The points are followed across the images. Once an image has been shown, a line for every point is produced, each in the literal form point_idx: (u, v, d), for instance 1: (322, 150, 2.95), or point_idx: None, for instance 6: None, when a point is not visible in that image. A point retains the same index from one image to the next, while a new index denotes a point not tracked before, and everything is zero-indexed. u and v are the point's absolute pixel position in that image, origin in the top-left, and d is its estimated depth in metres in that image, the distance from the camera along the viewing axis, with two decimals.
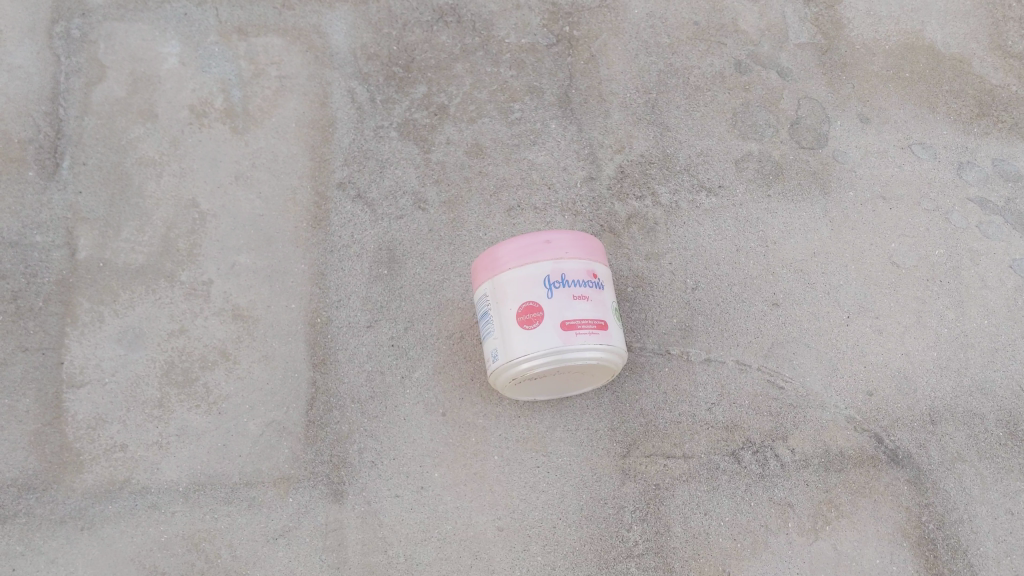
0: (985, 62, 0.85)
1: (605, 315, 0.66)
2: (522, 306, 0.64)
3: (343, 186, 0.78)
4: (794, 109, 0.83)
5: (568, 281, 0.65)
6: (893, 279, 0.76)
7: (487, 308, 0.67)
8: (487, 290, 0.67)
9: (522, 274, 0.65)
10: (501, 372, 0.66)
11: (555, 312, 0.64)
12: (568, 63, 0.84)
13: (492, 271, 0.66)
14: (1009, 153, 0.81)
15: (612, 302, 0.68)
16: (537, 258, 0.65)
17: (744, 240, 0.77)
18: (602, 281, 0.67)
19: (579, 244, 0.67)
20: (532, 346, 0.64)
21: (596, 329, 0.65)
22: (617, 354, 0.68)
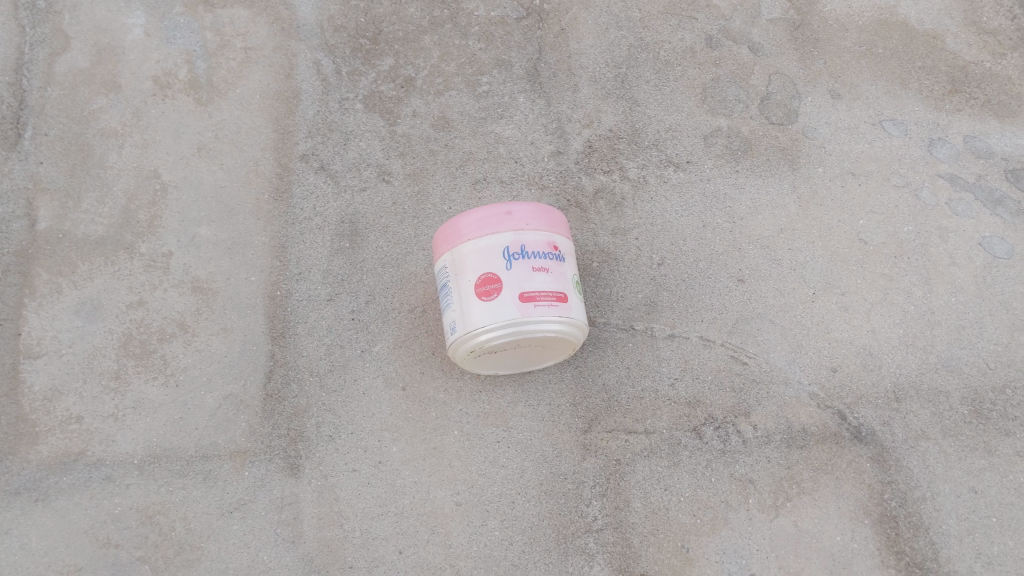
0: (959, 38, 0.85)
1: (567, 288, 0.65)
2: (481, 278, 0.63)
3: (306, 159, 0.78)
4: (765, 84, 0.82)
5: (528, 253, 0.64)
6: (860, 255, 0.75)
7: (448, 279, 0.66)
8: (447, 262, 0.66)
9: (481, 245, 0.64)
10: (460, 344, 0.65)
11: (514, 284, 0.63)
12: (537, 37, 0.84)
13: (452, 242, 0.65)
14: (981, 130, 0.80)
15: (574, 275, 0.67)
16: (496, 229, 0.64)
17: (711, 216, 0.77)
18: (563, 255, 0.66)
19: (539, 216, 0.66)
20: (490, 318, 0.63)
21: (556, 302, 0.64)
22: (579, 327, 0.66)
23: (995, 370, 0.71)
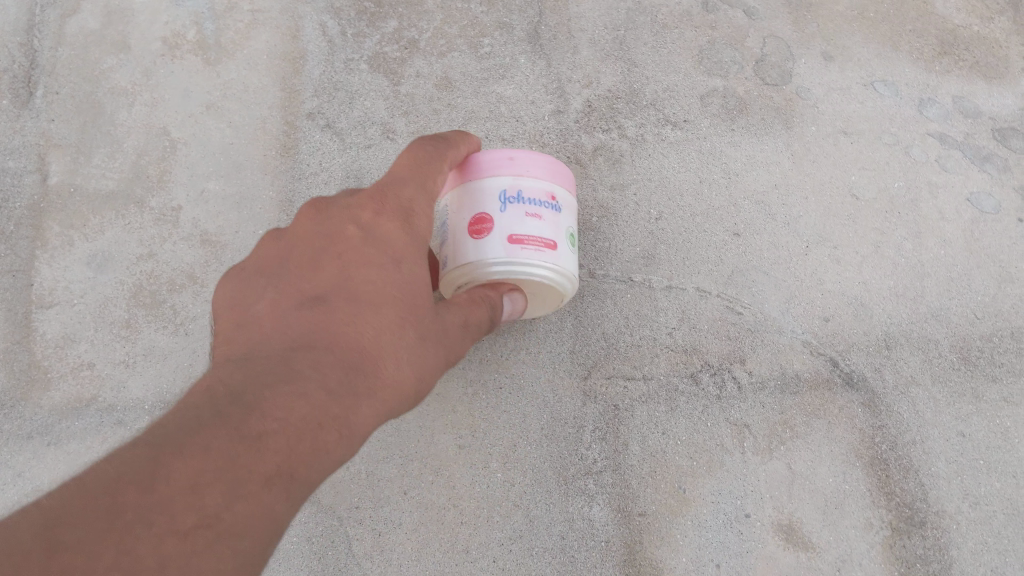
0: (949, 4, 0.87)
1: (558, 237, 0.63)
2: (474, 217, 0.62)
3: (312, 117, 0.80)
4: (760, 47, 0.84)
5: (522, 198, 0.62)
6: (852, 210, 0.77)
7: (443, 220, 0.66)
8: (446, 203, 0.65)
9: (479, 187, 0.63)
10: (447, 281, 0.63)
11: (504, 226, 0.61)
12: (538, 1, 0.86)
13: (454, 184, 0.65)
14: (969, 91, 0.83)
15: (570, 229, 0.65)
16: (493, 172, 0.63)
17: (707, 172, 0.79)
18: (562, 207, 0.65)
19: (541, 167, 0.65)
20: (476, 256, 0.61)
21: (543, 248, 0.62)
22: (569, 278, 0.65)
23: (982, 320, 0.73)
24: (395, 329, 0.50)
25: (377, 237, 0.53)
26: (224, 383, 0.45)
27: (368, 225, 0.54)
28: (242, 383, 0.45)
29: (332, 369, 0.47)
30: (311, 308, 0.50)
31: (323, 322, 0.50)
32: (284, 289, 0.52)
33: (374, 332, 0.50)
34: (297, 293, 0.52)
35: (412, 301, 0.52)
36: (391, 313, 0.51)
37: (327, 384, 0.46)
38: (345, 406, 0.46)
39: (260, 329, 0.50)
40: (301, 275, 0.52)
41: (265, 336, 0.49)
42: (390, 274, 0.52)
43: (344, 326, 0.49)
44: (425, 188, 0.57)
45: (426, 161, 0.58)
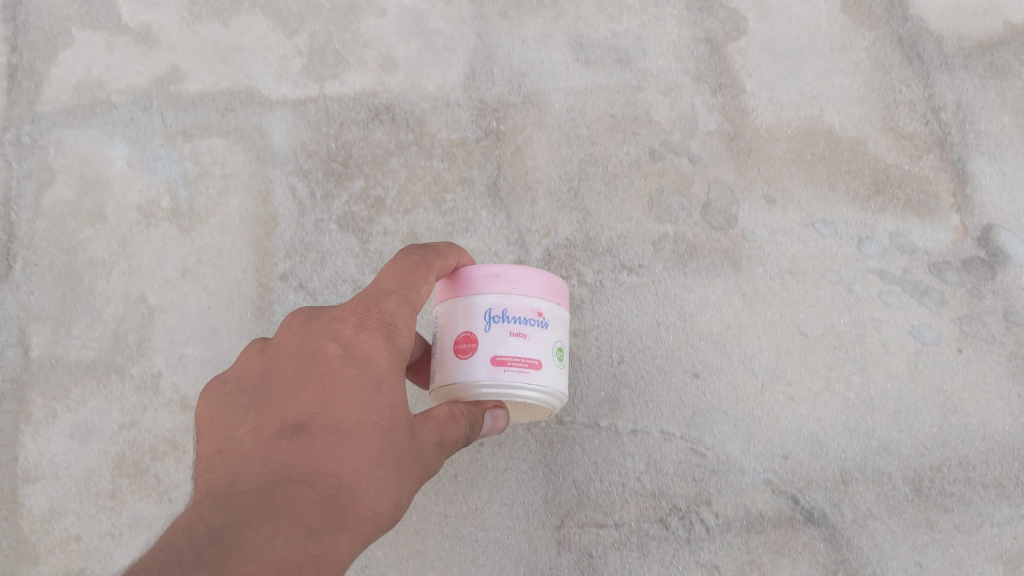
0: (880, 143, 0.89)
1: (542, 355, 0.62)
2: (460, 336, 0.62)
3: (285, 279, 0.83)
4: (705, 192, 0.88)
5: (505, 315, 0.61)
6: (803, 347, 0.81)
7: (435, 330, 0.65)
8: (438, 316, 0.65)
9: (466, 304, 0.63)
10: (436, 395, 0.64)
11: (486, 347, 0.61)
12: (495, 156, 0.90)
13: (445, 297, 0.65)
14: (905, 227, 0.86)
15: (560, 344, 0.64)
16: (482, 289, 0.62)
17: (664, 315, 0.83)
18: (552, 323, 0.63)
19: (532, 283, 0.63)
20: (459, 377, 0.61)
21: (528, 368, 0.61)
22: (556, 397, 0.63)
23: (931, 451, 0.78)
24: (372, 462, 0.57)
25: (356, 358, 0.59)
26: (209, 519, 0.52)
27: (348, 342, 0.59)
28: (224, 522, 0.52)
29: (306, 503, 0.54)
30: (297, 434, 0.57)
31: (301, 449, 0.56)
32: (273, 413, 0.58)
33: (352, 459, 0.56)
34: (280, 418, 0.58)
35: (389, 424, 0.58)
36: (369, 439, 0.57)
37: (303, 521, 0.53)
38: (320, 542, 0.53)
39: (248, 455, 0.57)
40: (287, 393, 0.59)
41: (254, 462, 0.56)
42: (367, 397, 0.58)
43: (324, 454, 0.56)
44: (405, 301, 0.62)
45: (407, 276, 0.63)
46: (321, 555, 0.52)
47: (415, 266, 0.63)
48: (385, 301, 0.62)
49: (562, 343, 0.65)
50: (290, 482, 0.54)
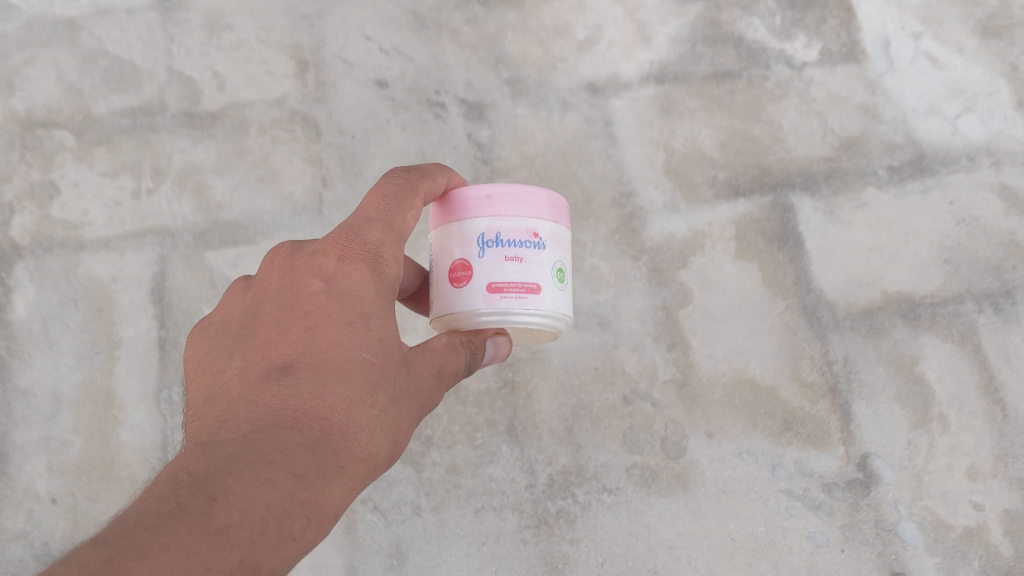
0: (789, 390, 1.25)
1: (546, 281, 0.89)
2: (465, 265, 0.89)
3: (364, 503, 1.22)
4: (662, 428, 1.23)
5: (501, 240, 0.88)
6: (731, 550, 1.18)
7: (437, 257, 0.92)
8: (442, 242, 0.92)
9: (469, 234, 0.89)
10: (442, 315, 0.91)
11: (486, 271, 0.87)
12: (511, 401, 1.26)
13: (450, 225, 0.91)
14: (806, 456, 1.22)
15: (546, 263, 0.90)
16: (477, 217, 0.89)
17: (634, 526, 1.19)
18: (537, 246, 0.90)
19: (529, 199, 0.90)
20: (467, 297, 0.88)
21: (521, 288, 0.87)
22: (548, 314, 0.90)
23: None
24: (354, 393, 0.79)
25: (339, 298, 0.83)
26: (198, 466, 0.70)
27: (331, 285, 0.83)
28: (220, 460, 0.70)
29: (298, 444, 0.74)
30: (286, 375, 0.79)
31: (293, 389, 0.78)
32: (265, 360, 0.81)
33: (339, 404, 0.78)
34: (277, 361, 0.81)
35: (369, 367, 0.80)
36: (351, 384, 0.79)
37: (294, 460, 0.72)
38: (308, 485, 0.72)
39: (251, 394, 0.79)
40: (279, 334, 0.82)
41: (251, 402, 0.78)
42: (350, 330, 0.82)
43: (315, 401, 0.78)
44: (389, 226, 0.88)
45: (395, 196, 0.90)
46: (311, 492, 0.72)
47: (402, 180, 0.91)
48: (370, 212, 0.89)
49: (561, 259, 0.92)
50: (289, 426, 0.75)
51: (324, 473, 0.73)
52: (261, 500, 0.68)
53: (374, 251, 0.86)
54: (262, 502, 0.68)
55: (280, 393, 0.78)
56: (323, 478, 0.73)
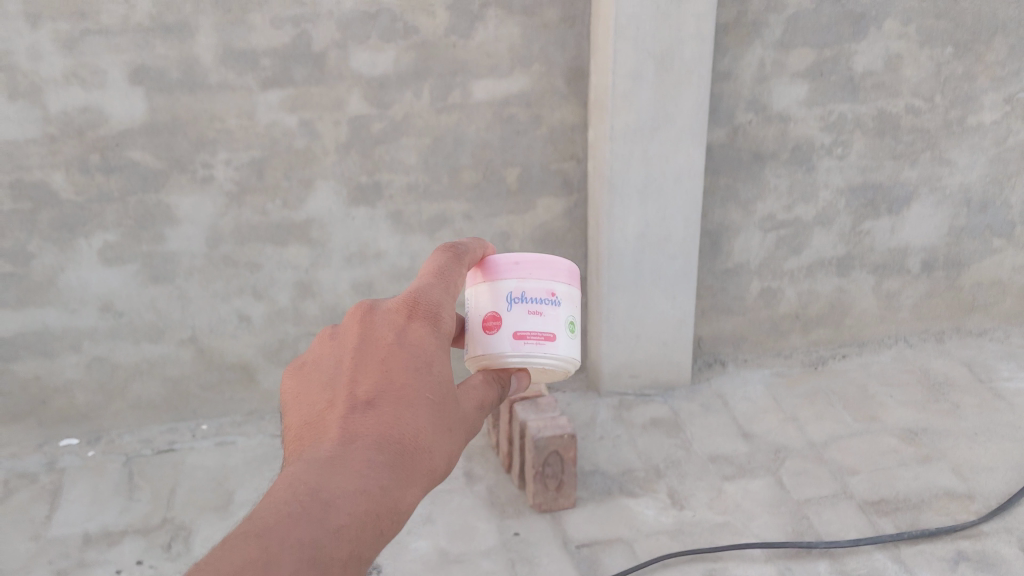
0: None
1: (551, 328, 2.02)
2: (496, 312, 2.02)
3: None
4: None
5: (524, 297, 2.02)
6: None
7: (485, 304, 2.05)
8: (488, 287, 2.06)
9: (503, 285, 2.04)
10: (484, 351, 2.01)
11: (513, 319, 2.00)
12: None
13: (493, 280, 2.05)
14: None
15: (556, 311, 2.05)
16: (507, 277, 2.05)
17: None
18: (548, 300, 2.05)
19: (543, 268, 2.07)
20: (501, 330, 1.99)
21: (537, 330, 2.00)
22: (560, 354, 2.03)
23: None
24: (411, 413, 1.53)
25: (407, 344, 1.62)
26: (309, 480, 1.37)
27: (400, 338, 1.62)
28: (330, 476, 1.39)
29: (382, 462, 1.45)
30: (371, 405, 1.52)
31: (378, 415, 1.51)
32: (359, 395, 1.54)
33: (410, 433, 1.51)
34: (366, 393, 1.54)
35: (430, 399, 1.57)
36: (415, 414, 1.54)
37: (379, 476, 1.43)
38: (391, 493, 1.43)
39: (351, 414, 1.51)
40: (369, 369, 1.58)
41: (352, 418, 1.50)
42: (412, 371, 1.58)
43: (394, 429, 1.50)
44: (444, 293, 1.77)
45: (449, 270, 1.85)
46: (387, 496, 1.42)
47: (455, 252, 1.92)
48: (429, 291, 1.75)
49: (566, 312, 2.08)
50: (377, 450, 1.46)
51: (401, 480, 1.45)
52: (359, 507, 1.37)
53: (431, 316, 1.70)
54: (363, 500, 1.38)
55: (370, 402, 1.52)
56: (399, 489, 1.44)
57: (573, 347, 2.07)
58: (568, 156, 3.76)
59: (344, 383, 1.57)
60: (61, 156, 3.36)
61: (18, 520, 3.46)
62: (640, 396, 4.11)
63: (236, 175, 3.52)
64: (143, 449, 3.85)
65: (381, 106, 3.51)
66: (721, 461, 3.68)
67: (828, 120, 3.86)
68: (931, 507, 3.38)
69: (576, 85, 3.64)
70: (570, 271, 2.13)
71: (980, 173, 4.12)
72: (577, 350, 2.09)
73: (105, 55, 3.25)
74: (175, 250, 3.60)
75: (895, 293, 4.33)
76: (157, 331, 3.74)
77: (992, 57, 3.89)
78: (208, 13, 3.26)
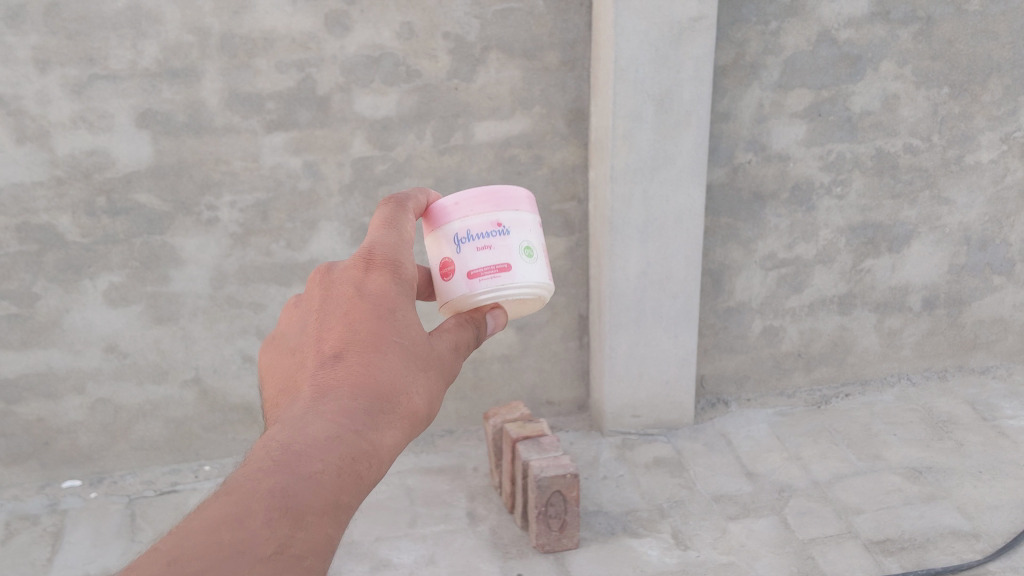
0: None
1: (507, 259, 1.87)
2: (449, 259, 1.88)
3: None
4: None
5: (471, 234, 1.88)
6: None
7: (438, 249, 1.91)
8: (438, 233, 1.92)
9: (450, 229, 1.90)
10: (451, 301, 1.89)
11: (466, 266, 1.86)
12: None
13: (441, 226, 1.91)
14: None
15: (511, 239, 1.89)
16: (452, 218, 1.90)
17: None
18: (499, 231, 1.89)
19: (489, 198, 1.91)
20: (458, 279, 1.87)
21: (493, 267, 1.85)
22: (523, 284, 1.87)
23: None
24: (382, 359, 1.45)
25: (371, 294, 1.54)
26: (283, 432, 1.28)
27: (362, 291, 1.55)
28: (304, 422, 1.30)
29: (357, 406, 1.36)
30: (338, 358, 1.43)
31: (347, 364, 1.42)
32: (326, 350, 1.46)
33: (384, 378, 1.43)
34: (332, 348, 1.46)
35: (401, 342, 1.50)
36: (388, 360, 1.46)
37: (358, 419, 1.34)
38: (372, 433, 1.34)
39: (318, 369, 1.42)
40: (332, 325, 1.50)
41: (321, 373, 1.41)
42: (378, 319, 1.50)
43: (365, 375, 1.42)
44: (400, 241, 1.68)
45: (398, 218, 1.75)
46: (369, 436, 1.33)
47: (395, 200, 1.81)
48: (386, 241, 1.66)
49: (522, 236, 1.91)
50: (351, 395, 1.37)
51: (373, 420, 1.36)
52: (342, 447, 1.28)
53: (391, 264, 1.61)
54: (335, 440, 1.28)
55: (338, 356, 1.44)
56: (380, 431, 1.36)
57: (541, 271, 1.91)
58: (569, 197, 3.79)
59: (310, 342, 1.49)
60: (67, 199, 3.40)
61: (19, 563, 3.45)
62: (643, 435, 4.10)
63: (240, 217, 3.55)
64: (145, 489, 3.83)
65: (384, 148, 3.55)
66: (725, 501, 3.67)
67: (827, 160, 3.89)
68: (937, 546, 3.36)
69: (577, 126, 3.68)
70: (523, 196, 1.95)
71: (979, 212, 4.14)
72: (546, 271, 1.93)
73: (112, 99, 3.30)
74: (180, 291, 3.63)
75: (897, 331, 4.33)
76: (161, 371, 3.75)
77: (988, 97, 3.93)
78: (215, 58, 3.31)
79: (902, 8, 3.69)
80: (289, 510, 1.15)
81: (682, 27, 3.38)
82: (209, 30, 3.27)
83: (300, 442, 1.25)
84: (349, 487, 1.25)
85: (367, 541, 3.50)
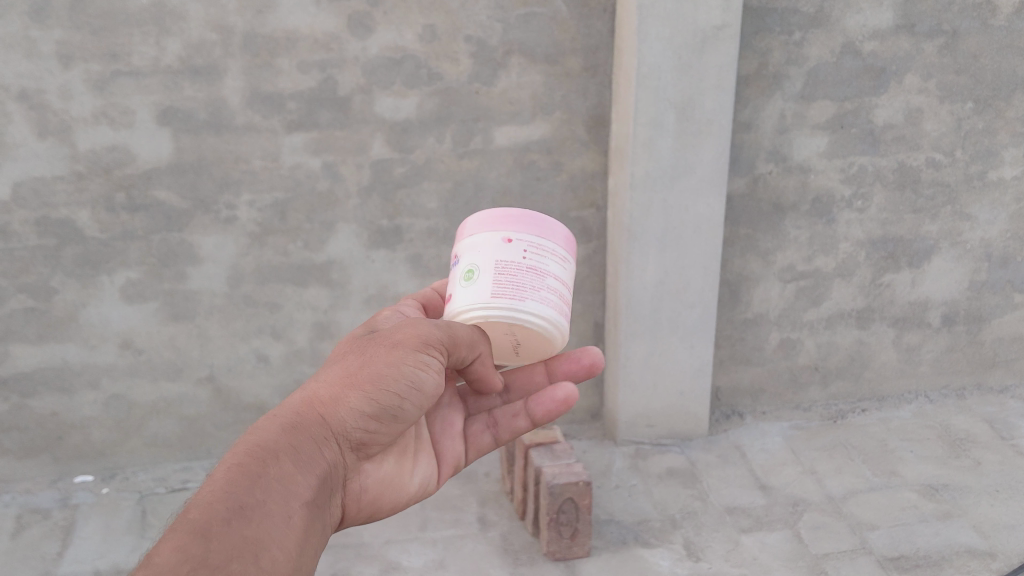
0: None
1: (454, 288, 1.89)
2: None
3: None
4: None
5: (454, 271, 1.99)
6: None
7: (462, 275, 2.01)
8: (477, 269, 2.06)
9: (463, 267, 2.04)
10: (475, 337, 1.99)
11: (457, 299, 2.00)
12: None
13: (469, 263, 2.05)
14: None
15: (461, 266, 1.90)
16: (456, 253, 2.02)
17: None
18: (459, 260, 1.93)
19: (462, 233, 1.98)
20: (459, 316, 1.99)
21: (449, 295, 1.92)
22: (456, 308, 1.86)
23: None
24: (288, 409, 1.70)
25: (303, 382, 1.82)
26: None
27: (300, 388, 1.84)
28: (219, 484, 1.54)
29: (250, 444, 1.59)
30: None
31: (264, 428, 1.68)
32: None
33: (283, 417, 1.67)
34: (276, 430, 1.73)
35: (308, 390, 1.74)
36: (291, 407, 1.70)
37: (249, 452, 1.57)
38: (258, 455, 1.56)
39: None
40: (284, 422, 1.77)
41: None
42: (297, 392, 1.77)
43: (268, 423, 1.66)
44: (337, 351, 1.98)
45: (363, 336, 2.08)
46: (252, 459, 1.55)
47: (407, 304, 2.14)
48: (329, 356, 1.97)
49: (473, 261, 1.87)
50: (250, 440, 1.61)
51: (258, 460, 1.54)
52: (223, 478, 1.50)
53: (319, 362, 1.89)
54: (222, 490, 1.47)
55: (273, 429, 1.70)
56: (268, 449, 1.58)
57: (481, 293, 1.82)
58: (588, 204, 3.77)
59: None
60: (87, 194, 3.41)
61: (28, 556, 3.45)
62: (656, 446, 4.08)
63: (259, 216, 3.56)
64: (156, 487, 3.83)
65: (403, 151, 3.54)
66: (738, 513, 3.64)
67: (848, 173, 3.87)
68: (952, 565, 3.32)
69: (597, 133, 3.67)
70: (488, 217, 1.92)
71: (1001, 228, 4.11)
72: (486, 286, 1.82)
73: (134, 95, 3.31)
74: (197, 289, 3.63)
75: (915, 347, 4.30)
76: (175, 369, 3.76)
77: (1012, 112, 3.90)
78: (238, 56, 3.31)
79: (928, 21, 3.66)
80: (176, 563, 1.31)
81: (705, 34, 3.36)
82: (232, 28, 3.27)
83: (195, 506, 1.43)
84: (232, 522, 1.42)
85: (377, 544, 3.49)
